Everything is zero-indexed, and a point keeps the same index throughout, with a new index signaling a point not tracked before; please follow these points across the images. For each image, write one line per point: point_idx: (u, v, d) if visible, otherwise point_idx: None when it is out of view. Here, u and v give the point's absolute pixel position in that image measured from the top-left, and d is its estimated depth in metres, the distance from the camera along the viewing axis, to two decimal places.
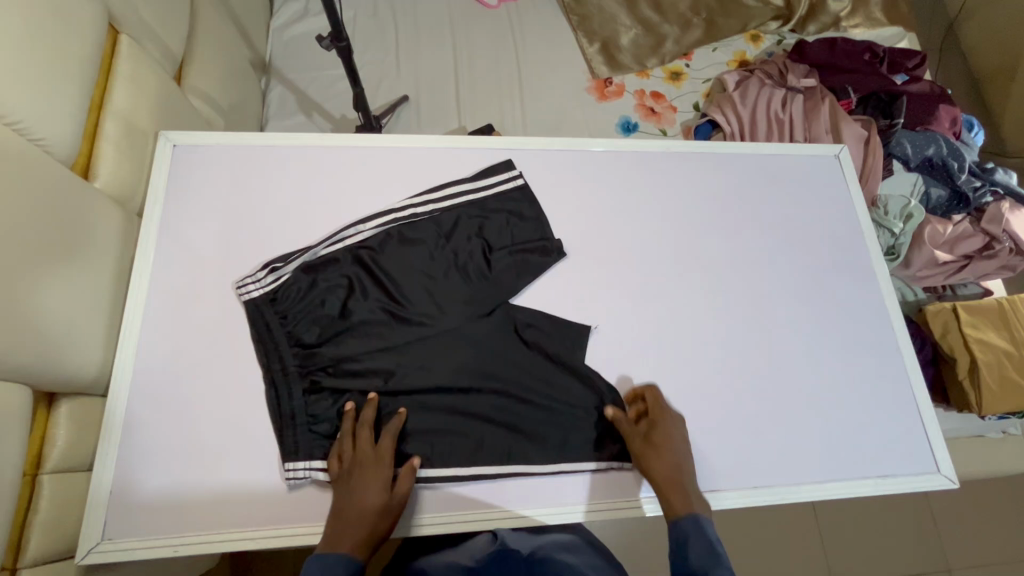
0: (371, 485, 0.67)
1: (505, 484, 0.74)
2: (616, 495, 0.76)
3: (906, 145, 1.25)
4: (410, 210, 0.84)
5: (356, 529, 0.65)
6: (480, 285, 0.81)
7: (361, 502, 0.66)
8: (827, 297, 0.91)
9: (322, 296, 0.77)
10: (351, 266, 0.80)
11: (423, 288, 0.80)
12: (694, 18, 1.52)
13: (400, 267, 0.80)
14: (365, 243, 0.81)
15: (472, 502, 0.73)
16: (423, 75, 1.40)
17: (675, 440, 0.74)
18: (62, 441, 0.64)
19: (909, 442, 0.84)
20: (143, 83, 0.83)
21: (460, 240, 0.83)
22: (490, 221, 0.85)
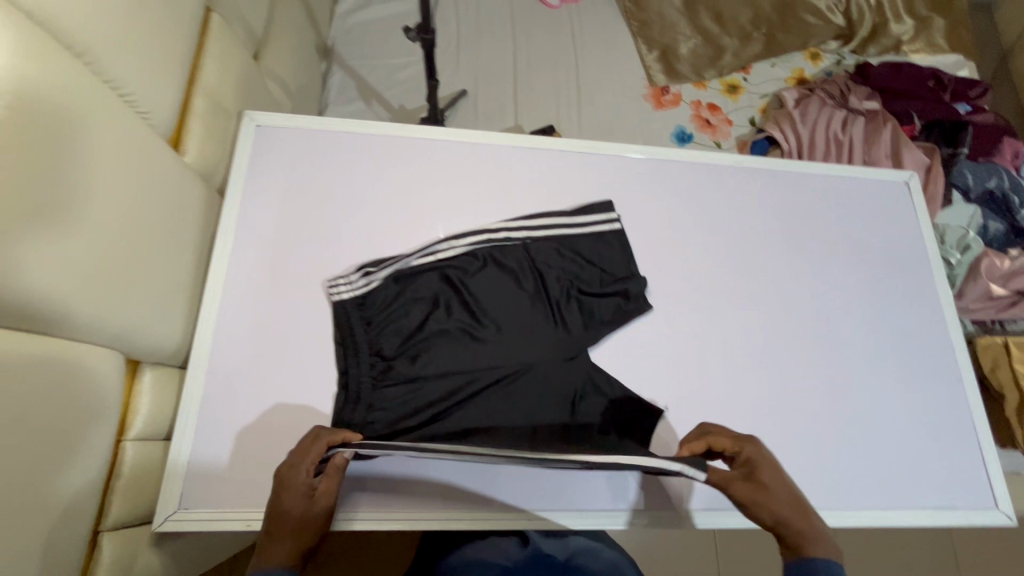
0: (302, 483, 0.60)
1: (452, 485, 0.74)
2: (648, 503, 0.76)
3: (968, 175, 1.23)
4: (504, 234, 0.83)
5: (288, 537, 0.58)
6: (563, 316, 0.80)
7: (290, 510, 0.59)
8: (890, 324, 0.91)
9: (408, 307, 0.78)
10: (440, 281, 0.80)
11: (506, 311, 0.80)
12: (755, 31, 1.51)
13: (488, 288, 0.80)
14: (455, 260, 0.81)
15: (416, 499, 0.72)
16: (483, 71, 1.40)
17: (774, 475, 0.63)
18: (144, 409, 0.66)
19: (968, 475, 0.84)
20: (229, 62, 0.84)
21: (549, 268, 0.82)
22: (582, 251, 0.84)
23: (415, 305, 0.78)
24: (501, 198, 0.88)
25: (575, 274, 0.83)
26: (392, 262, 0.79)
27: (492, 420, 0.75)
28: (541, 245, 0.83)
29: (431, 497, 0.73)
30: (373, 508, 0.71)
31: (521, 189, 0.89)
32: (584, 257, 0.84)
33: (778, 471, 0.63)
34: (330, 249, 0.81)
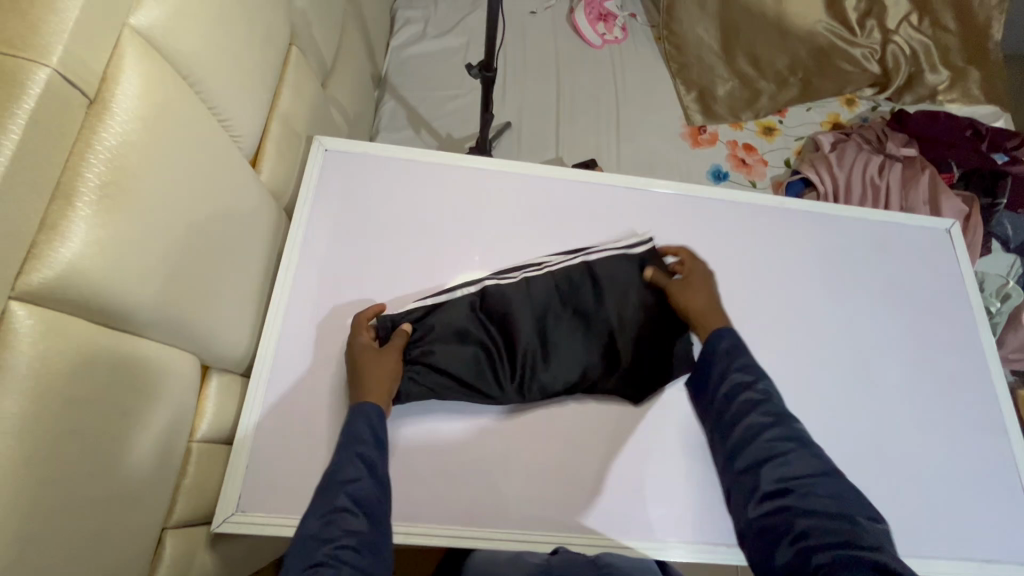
0: (372, 351, 0.75)
1: (491, 503, 0.76)
2: (681, 535, 0.78)
3: (1006, 226, 1.25)
4: (545, 262, 0.87)
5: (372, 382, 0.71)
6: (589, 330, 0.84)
7: (374, 374, 0.72)
8: (933, 369, 0.91)
9: (454, 330, 0.81)
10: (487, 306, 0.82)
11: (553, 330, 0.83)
12: (791, 76, 1.56)
13: (533, 310, 0.83)
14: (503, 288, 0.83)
15: (457, 515, 0.75)
16: (526, 105, 1.46)
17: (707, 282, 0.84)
18: (211, 412, 0.69)
19: (1015, 527, 0.83)
20: (302, 90, 0.90)
21: (581, 294, 0.85)
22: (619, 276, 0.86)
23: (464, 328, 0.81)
24: (549, 228, 0.92)
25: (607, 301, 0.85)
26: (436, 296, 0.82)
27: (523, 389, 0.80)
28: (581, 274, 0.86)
29: (470, 514, 0.75)
30: (418, 521, 0.74)
31: (569, 220, 0.93)
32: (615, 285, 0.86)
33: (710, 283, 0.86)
34: (388, 268, 0.86)
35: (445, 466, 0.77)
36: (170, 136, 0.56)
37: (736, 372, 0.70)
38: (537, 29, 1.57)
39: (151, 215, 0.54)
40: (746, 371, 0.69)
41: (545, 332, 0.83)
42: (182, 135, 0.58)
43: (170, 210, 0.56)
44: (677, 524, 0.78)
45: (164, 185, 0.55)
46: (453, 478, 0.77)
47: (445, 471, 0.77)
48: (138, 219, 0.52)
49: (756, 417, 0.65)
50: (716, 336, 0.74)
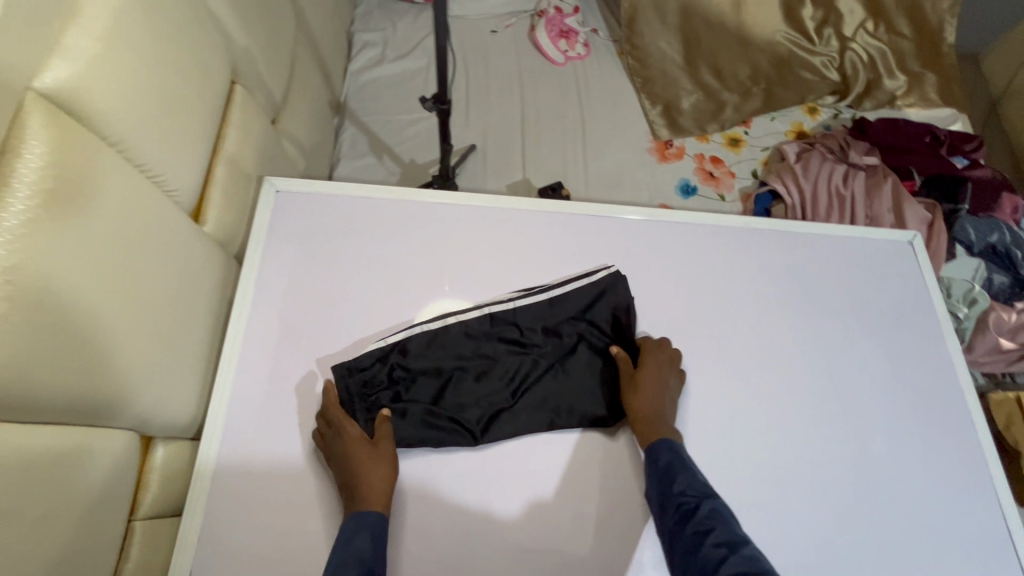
0: (365, 446, 0.72)
1: (484, 551, 0.73)
2: None
3: (970, 231, 1.25)
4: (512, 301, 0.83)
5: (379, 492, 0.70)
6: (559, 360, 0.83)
7: (371, 477, 0.70)
8: (905, 385, 0.90)
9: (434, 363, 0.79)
10: (453, 342, 0.80)
11: (521, 356, 0.82)
12: (754, 87, 1.56)
13: (505, 347, 0.82)
14: (467, 322, 0.81)
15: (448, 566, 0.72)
16: (491, 126, 1.44)
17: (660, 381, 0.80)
18: (155, 485, 0.65)
19: (994, 545, 0.82)
20: (249, 129, 0.86)
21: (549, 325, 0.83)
22: (582, 304, 0.84)
23: (427, 363, 0.79)
24: (514, 263, 0.90)
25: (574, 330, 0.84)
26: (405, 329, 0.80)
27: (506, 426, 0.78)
28: (548, 304, 0.83)
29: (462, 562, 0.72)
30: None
31: (533, 253, 0.91)
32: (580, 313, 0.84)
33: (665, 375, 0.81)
34: (345, 314, 0.82)
35: (434, 516, 0.74)
36: (75, 205, 0.52)
37: (680, 492, 0.68)
38: (498, 48, 1.55)
39: (51, 295, 0.49)
40: (689, 491, 0.68)
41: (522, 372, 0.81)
42: (91, 201, 0.54)
43: (79, 287, 0.52)
44: None
45: (71, 260, 0.51)
46: (437, 528, 0.73)
47: (434, 522, 0.74)
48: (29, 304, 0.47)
49: (697, 522, 0.64)
50: (654, 450, 0.74)
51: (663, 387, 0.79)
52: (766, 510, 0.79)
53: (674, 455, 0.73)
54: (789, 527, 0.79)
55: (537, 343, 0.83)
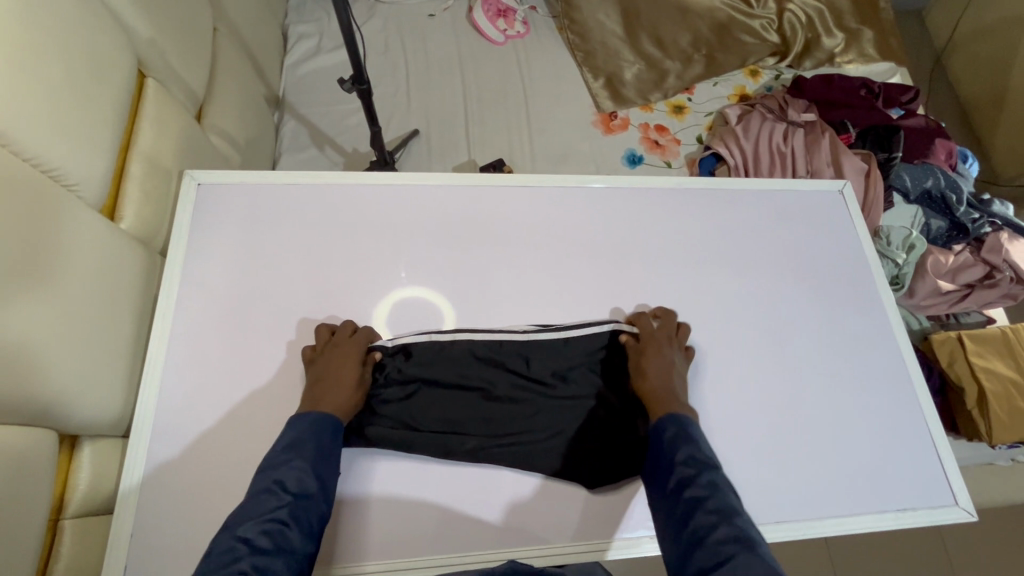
0: (351, 364, 0.76)
1: (437, 535, 0.75)
2: (616, 533, 0.77)
3: (905, 178, 1.28)
4: (529, 331, 0.82)
5: (334, 395, 0.72)
6: (551, 394, 0.80)
7: (340, 389, 0.73)
8: (839, 331, 0.93)
9: (429, 376, 0.79)
10: (455, 362, 0.80)
11: (524, 382, 0.80)
12: (695, 54, 1.57)
13: (502, 371, 0.80)
14: (475, 342, 0.81)
15: (401, 549, 0.74)
16: (434, 110, 1.43)
17: (668, 365, 0.78)
18: (83, 484, 0.65)
19: (927, 476, 0.85)
20: (167, 124, 0.85)
21: (554, 364, 0.81)
22: (600, 350, 0.82)
23: (435, 377, 0.79)
24: (448, 241, 0.90)
25: (576, 371, 0.81)
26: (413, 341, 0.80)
27: (453, 447, 0.77)
28: (567, 339, 0.81)
29: (410, 549, 0.74)
30: (354, 558, 0.73)
31: (465, 229, 0.92)
32: (588, 359, 0.81)
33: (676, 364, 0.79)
34: (279, 302, 0.83)
35: (392, 503, 0.76)
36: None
37: (679, 465, 0.62)
38: (437, 31, 1.54)
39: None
40: (689, 465, 0.62)
41: (506, 399, 0.80)
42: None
43: None
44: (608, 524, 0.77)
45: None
46: (387, 511, 0.75)
47: (394, 505, 0.76)
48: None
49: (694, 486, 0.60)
50: (662, 420, 0.69)
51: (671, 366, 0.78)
52: None
53: (677, 428, 0.67)
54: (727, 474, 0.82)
55: (535, 374, 0.80)
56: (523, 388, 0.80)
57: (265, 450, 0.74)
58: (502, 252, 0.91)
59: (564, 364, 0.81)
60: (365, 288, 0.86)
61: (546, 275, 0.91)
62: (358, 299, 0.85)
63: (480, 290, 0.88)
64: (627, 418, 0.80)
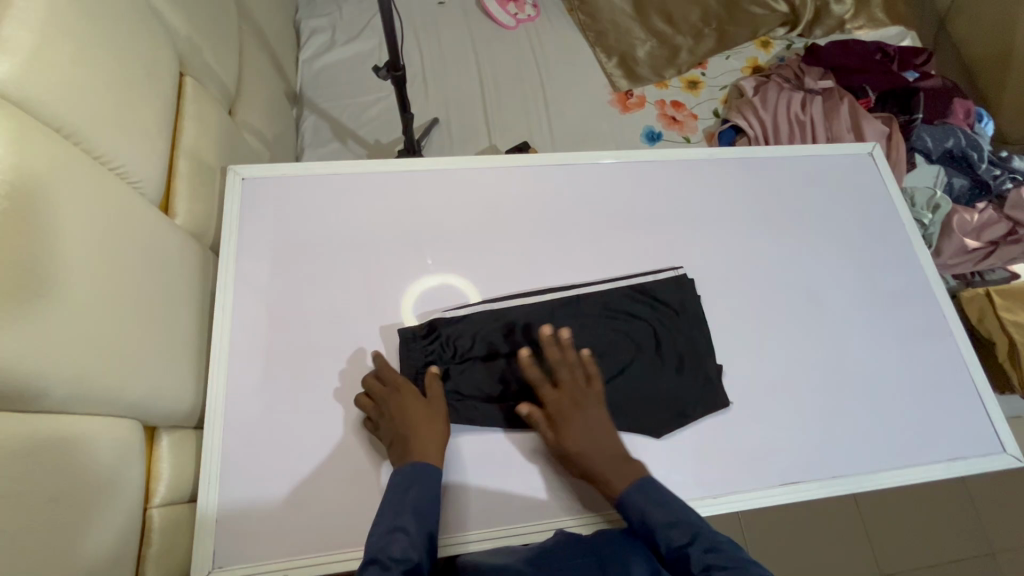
0: (419, 403, 0.74)
1: (543, 503, 0.77)
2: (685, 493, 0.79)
3: (926, 139, 1.29)
4: (575, 293, 0.88)
5: (419, 445, 0.71)
6: (606, 352, 0.84)
7: (433, 440, 0.72)
8: (878, 289, 0.94)
9: (488, 343, 0.83)
10: (513, 326, 0.84)
11: (580, 343, 0.84)
12: (706, 28, 1.57)
13: (558, 333, 0.84)
14: (528, 305, 0.86)
15: (504, 520, 0.76)
16: (451, 98, 1.43)
17: (586, 435, 0.74)
18: (166, 474, 0.67)
19: (974, 426, 0.87)
20: (208, 121, 0.85)
21: (604, 323, 0.86)
22: (643, 307, 0.88)
23: (489, 349, 0.82)
24: (489, 222, 0.92)
25: (626, 329, 0.86)
26: (470, 309, 0.84)
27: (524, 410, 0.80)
28: (604, 296, 0.88)
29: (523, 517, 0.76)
30: (453, 530, 0.75)
31: (506, 209, 0.93)
32: (635, 316, 0.87)
33: (592, 422, 0.75)
34: (331, 290, 0.84)
35: (506, 477, 0.78)
36: (35, 194, 0.52)
37: (667, 538, 0.64)
38: (448, 19, 1.54)
39: (26, 285, 0.49)
40: (677, 541, 0.64)
41: None
42: (48, 189, 0.53)
43: (55, 277, 0.53)
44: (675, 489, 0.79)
45: (39, 250, 0.51)
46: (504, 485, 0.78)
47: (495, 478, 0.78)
48: (6, 290, 0.47)
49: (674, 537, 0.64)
50: (625, 505, 0.69)
51: (595, 426, 0.74)
52: (758, 420, 0.84)
53: (642, 498, 0.69)
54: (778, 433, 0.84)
55: (588, 334, 0.85)
56: (580, 348, 0.84)
57: (332, 433, 0.76)
58: (542, 230, 0.93)
59: (614, 323, 0.86)
60: (413, 273, 0.87)
61: (588, 251, 0.92)
62: (407, 284, 0.86)
63: (525, 269, 0.90)
64: (675, 375, 0.84)
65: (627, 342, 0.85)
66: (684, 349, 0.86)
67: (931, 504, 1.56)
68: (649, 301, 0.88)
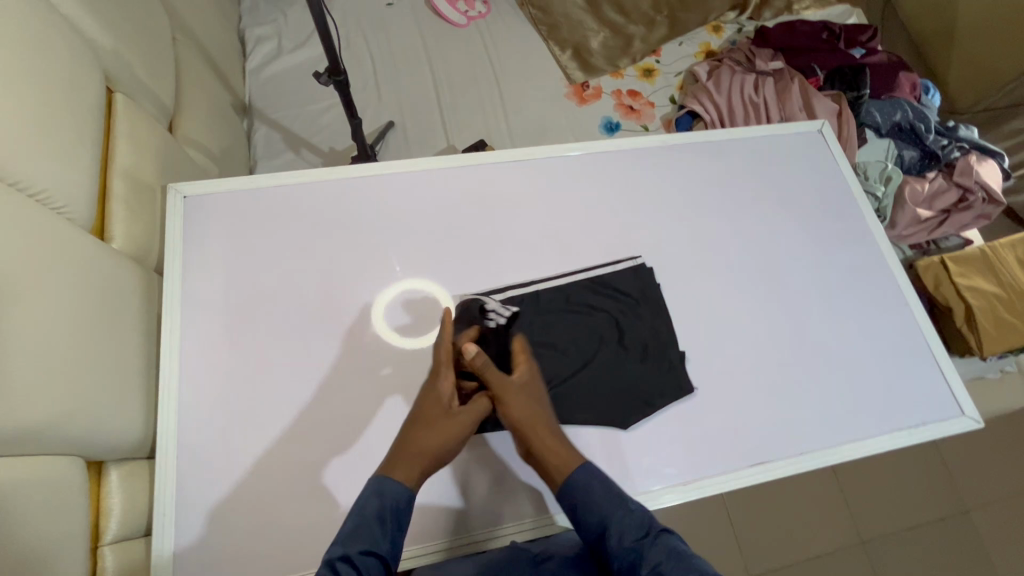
0: (445, 403, 0.69)
1: (531, 504, 0.76)
2: (664, 481, 0.79)
3: (875, 113, 1.32)
4: (537, 291, 0.88)
5: (416, 464, 0.65)
6: (575, 347, 0.84)
7: (425, 446, 0.66)
8: (834, 265, 0.96)
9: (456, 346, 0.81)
10: None
11: (548, 340, 0.84)
12: (657, 15, 1.57)
13: (526, 331, 0.84)
14: (493, 306, 0.85)
15: (490, 524, 0.75)
16: (406, 100, 1.41)
17: (539, 402, 0.71)
18: (117, 510, 0.64)
19: (932, 392, 0.89)
20: (143, 139, 0.82)
21: (570, 318, 0.86)
22: (605, 298, 0.88)
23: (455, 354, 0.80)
24: (445, 225, 0.90)
25: (591, 321, 0.86)
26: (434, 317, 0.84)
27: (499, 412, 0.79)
28: (566, 290, 0.88)
29: (482, 524, 0.75)
30: (438, 539, 0.73)
31: (461, 210, 0.92)
32: (598, 309, 0.87)
33: (541, 392, 0.73)
34: (285, 306, 0.82)
35: (479, 484, 0.76)
36: None
37: (619, 534, 0.61)
38: (398, 20, 1.52)
39: None
40: (631, 536, 0.61)
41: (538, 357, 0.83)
42: None
43: None
44: (651, 478, 0.79)
45: None
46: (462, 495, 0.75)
47: (483, 483, 0.76)
48: None
49: (630, 530, 0.61)
50: (575, 483, 0.65)
51: (541, 396, 0.73)
52: (724, 404, 0.84)
53: (592, 481, 0.65)
54: (745, 413, 0.85)
55: (553, 329, 0.85)
56: (550, 344, 0.84)
57: (294, 452, 0.74)
58: (500, 228, 0.92)
59: (579, 317, 0.86)
60: (371, 281, 0.85)
61: (548, 245, 0.91)
62: (365, 292, 0.85)
63: (485, 269, 0.89)
64: (642, 364, 0.85)
65: (594, 336, 0.86)
66: (647, 339, 0.87)
67: (906, 468, 1.60)
68: (610, 294, 0.89)
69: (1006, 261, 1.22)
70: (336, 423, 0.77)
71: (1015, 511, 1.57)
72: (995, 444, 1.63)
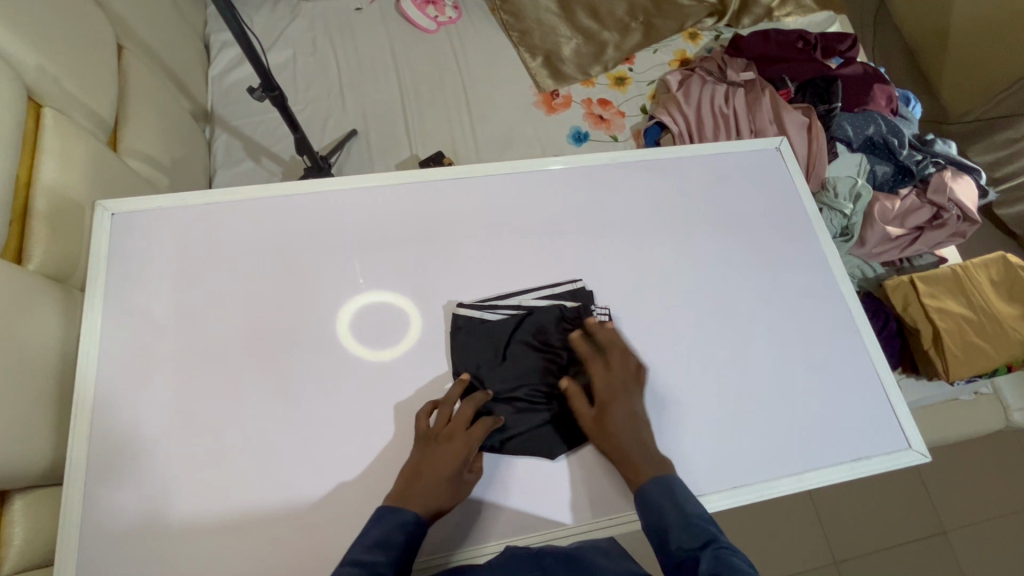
0: (459, 471, 0.71)
1: (562, 510, 0.78)
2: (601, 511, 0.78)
3: (846, 127, 1.27)
4: (496, 311, 0.85)
5: (428, 490, 0.69)
6: (540, 369, 0.83)
7: (435, 476, 0.70)
8: (784, 288, 0.93)
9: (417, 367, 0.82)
10: (458, 347, 0.83)
11: (517, 361, 0.82)
12: (632, 22, 1.54)
13: (496, 351, 0.83)
14: (467, 323, 0.84)
15: (523, 526, 0.77)
16: (371, 107, 1.39)
17: (627, 420, 0.76)
18: (19, 539, 0.65)
19: (879, 422, 0.86)
20: (73, 154, 0.81)
21: (539, 339, 0.84)
22: (564, 321, 0.85)
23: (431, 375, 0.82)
24: (383, 244, 0.89)
25: (555, 344, 0.84)
26: (402, 335, 0.84)
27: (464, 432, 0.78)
28: (541, 318, 0.85)
29: (509, 527, 0.76)
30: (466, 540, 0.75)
31: (400, 228, 0.90)
32: (561, 331, 0.85)
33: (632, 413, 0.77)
34: (212, 327, 0.81)
35: (516, 486, 0.78)
36: None
37: (682, 534, 0.64)
38: (367, 25, 1.49)
39: None
40: (689, 537, 0.63)
41: (508, 379, 0.81)
42: None
43: None
44: (583, 509, 0.78)
45: None
46: (466, 509, 0.76)
47: (518, 486, 0.78)
48: None
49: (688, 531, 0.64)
50: (647, 492, 0.70)
51: (629, 418, 0.77)
52: (662, 436, 0.82)
53: (664, 497, 0.69)
54: (680, 444, 0.82)
55: (510, 352, 0.83)
56: (519, 364, 0.82)
57: (212, 478, 0.74)
58: (440, 248, 0.90)
59: (546, 339, 0.84)
60: (303, 302, 0.84)
61: (489, 267, 0.89)
62: (297, 314, 0.83)
63: (423, 291, 0.87)
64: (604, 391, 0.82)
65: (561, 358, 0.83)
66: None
67: (882, 486, 1.56)
68: (573, 317, 0.86)
69: (978, 282, 1.19)
70: (259, 447, 0.76)
71: (995, 533, 1.53)
72: (976, 464, 1.59)
